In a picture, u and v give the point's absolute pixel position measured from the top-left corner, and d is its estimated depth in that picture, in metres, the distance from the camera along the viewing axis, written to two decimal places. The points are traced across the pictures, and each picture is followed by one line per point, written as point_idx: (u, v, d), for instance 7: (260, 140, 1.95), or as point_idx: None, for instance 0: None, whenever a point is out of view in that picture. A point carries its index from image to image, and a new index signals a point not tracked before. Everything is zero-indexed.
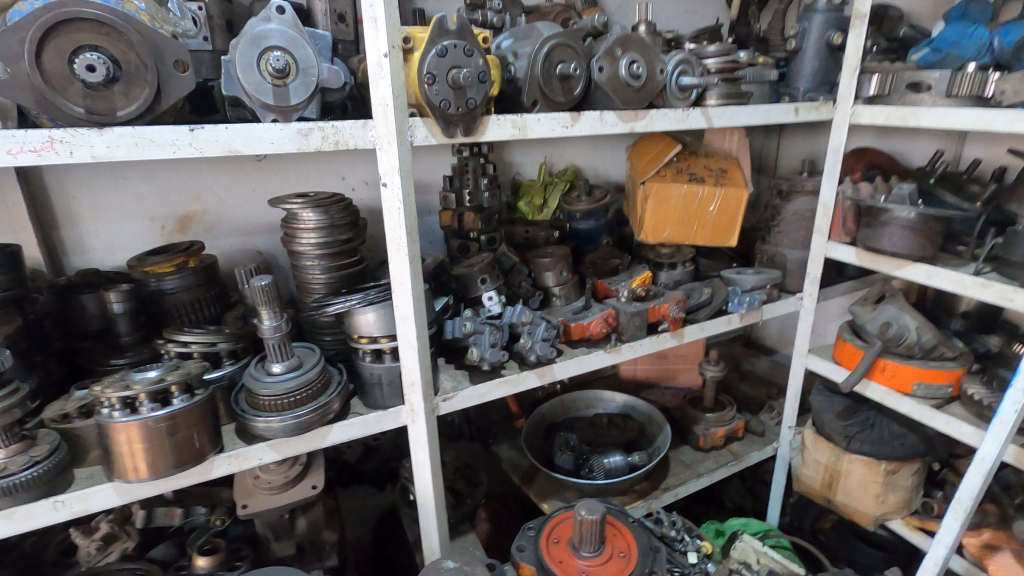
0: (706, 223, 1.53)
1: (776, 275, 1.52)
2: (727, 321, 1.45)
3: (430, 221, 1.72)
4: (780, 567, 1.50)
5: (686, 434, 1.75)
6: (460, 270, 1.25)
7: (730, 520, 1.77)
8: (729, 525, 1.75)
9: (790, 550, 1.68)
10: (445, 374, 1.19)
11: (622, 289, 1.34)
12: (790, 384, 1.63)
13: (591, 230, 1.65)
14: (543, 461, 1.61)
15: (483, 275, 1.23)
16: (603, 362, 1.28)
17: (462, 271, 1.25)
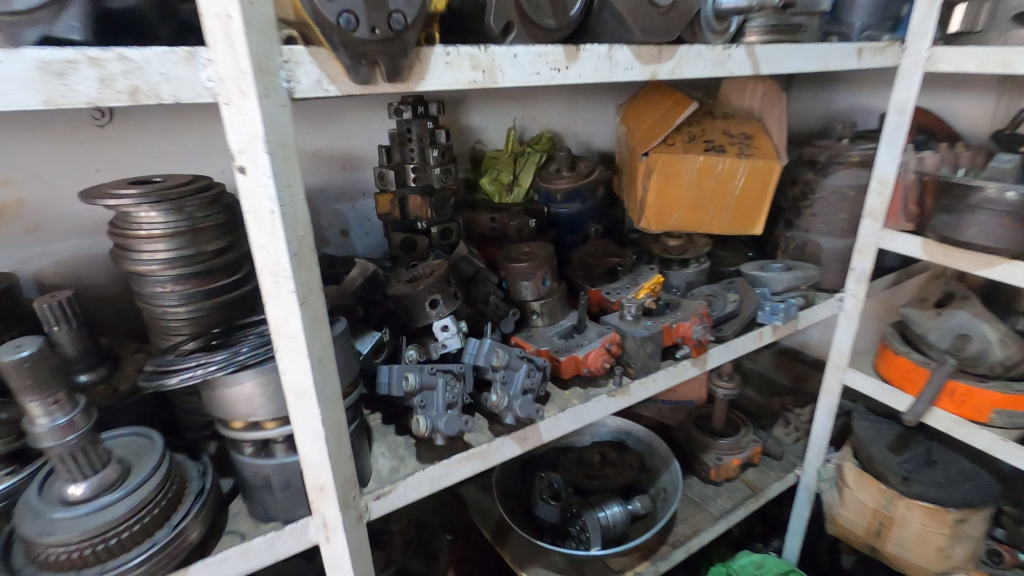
0: (727, 205, 1.18)
1: (814, 274, 1.19)
2: (758, 336, 1.12)
3: (364, 207, 1.30)
4: None
5: (693, 463, 1.44)
6: (400, 288, 0.85)
7: (742, 557, 1.46)
8: (743, 566, 1.44)
9: None
10: (382, 445, 0.81)
11: (628, 305, 0.98)
12: (822, 401, 1.32)
13: (576, 215, 1.27)
14: (521, 513, 1.28)
15: (433, 294, 0.84)
16: (605, 409, 0.92)
17: (402, 289, 0.85)
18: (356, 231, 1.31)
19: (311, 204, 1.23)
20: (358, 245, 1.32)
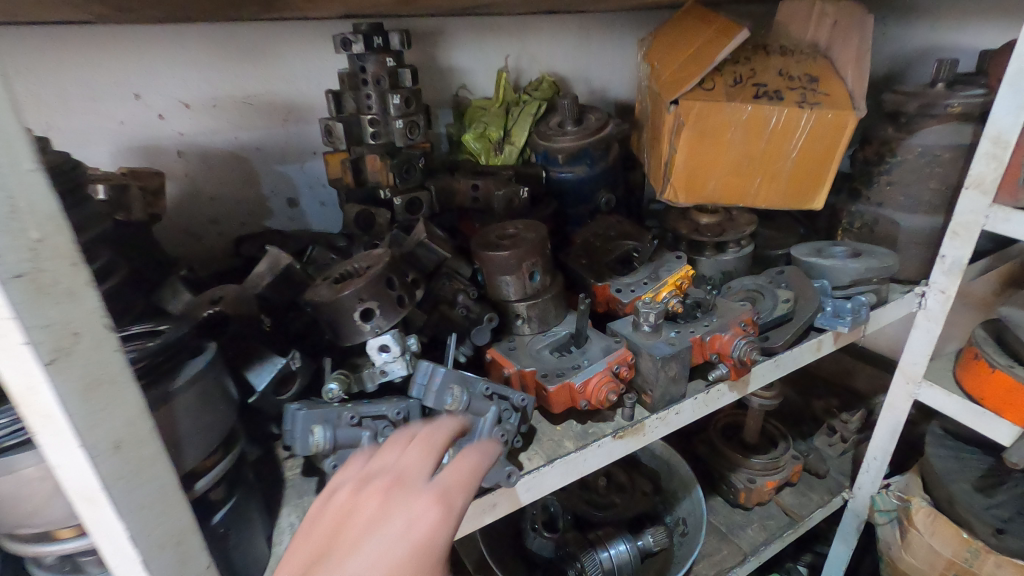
0: (779, 171, 0.89)
1: (891, 263, 0.90)
2: (816, 347, 0.86)
3: (316, 169, 1.04)
4: None
5: (717, 482, 1.20)
6: (322, 292, 0.61)
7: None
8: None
9: None
10: (293, 512, 0.58)
11: (643, 312, 0.71)
12: (882, 418, 1.04)
13: (581, 182, 1.00)
14: (509, 543, 1.05)
15: (365, 302, 0.59)
16: (608, 455, 0.68)
17: (324, 293, 0.60)
18: (308, 200, 1.06)
19: (247, 166, 0.98)
20: (311, 217, 1.07)
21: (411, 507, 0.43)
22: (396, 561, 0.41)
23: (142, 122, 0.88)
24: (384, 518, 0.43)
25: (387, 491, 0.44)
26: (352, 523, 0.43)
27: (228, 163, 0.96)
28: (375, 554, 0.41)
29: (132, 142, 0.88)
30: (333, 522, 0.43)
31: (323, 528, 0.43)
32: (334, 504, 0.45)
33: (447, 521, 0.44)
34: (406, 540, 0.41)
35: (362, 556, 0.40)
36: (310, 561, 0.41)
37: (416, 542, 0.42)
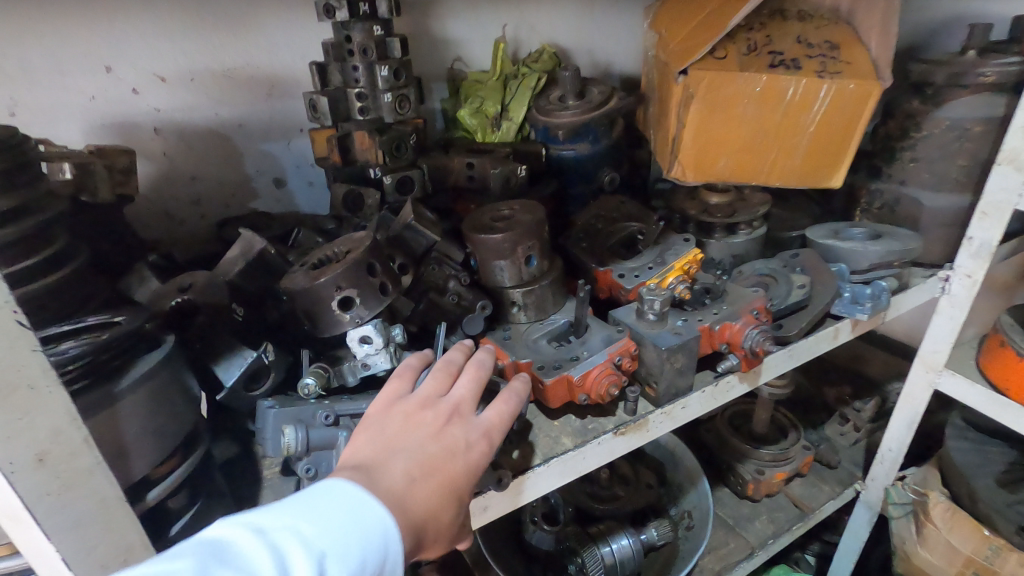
0: (795, 147, 0.83)
1: (915, 246, 0.85)
2: (832, 336, 0.81)
3: (302, 148, 0.99)
4: None
5: (724, 473, 1.16)
6: (298, 279, 0.56)
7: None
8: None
9: None
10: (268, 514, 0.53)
11: (648, 299, 0.66)
12: (900, 409, 0.98)
13: (583, 159, 0.95)
14: (507, 536, 1.02)
15: (344, 290, 0.55)
16: (609, 453, 0.64)
17: (299, 280, 0.56)
18: (295, 180, 1.01)
19: (229, 144, 0.92)
20: (299, 198, 1.02)
21: (467, 431, 0.49)
22: (456, 473, 0.46)
23: (114, 97, 0.83)
24: (444, 436, 0.48)
25: (448, 410, 0.49)
26: (415, 427, 0.47)
27: (208, 141, 0.91)
28: (441, 462, 0.46)
29: (104, 119, 0.83)
30: (398, 421, 0.48)
31: (387, 425, 0.47)
32: (394, 405, 0.49)
33: (492, 449, 0.50)
34: (464, 459, 0.47)
35: (431, 460, 0.45)
36: (378, 449, 0.45)
37: (471, 462, 0.48)
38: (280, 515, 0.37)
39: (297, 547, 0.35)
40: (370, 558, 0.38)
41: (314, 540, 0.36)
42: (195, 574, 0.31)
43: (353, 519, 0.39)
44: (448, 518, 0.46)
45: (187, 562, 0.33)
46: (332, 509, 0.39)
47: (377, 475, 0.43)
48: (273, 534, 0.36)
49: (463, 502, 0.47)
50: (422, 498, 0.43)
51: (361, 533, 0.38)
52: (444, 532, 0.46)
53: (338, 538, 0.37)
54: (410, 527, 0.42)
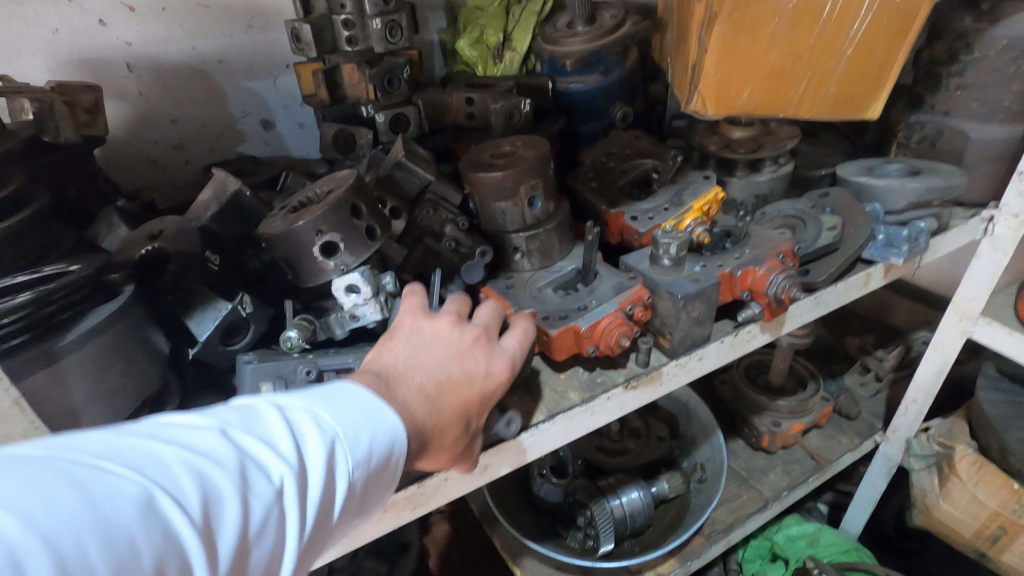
0: (831, 72, 0.75)
1: (957, 182, 0.77)
2: (862, 282, 0.75)
3: (290, 86, 0.92)
4: None
5: (739, 425, 1.12)
6: (275, 224, 0.51)
7: (788, 527, 1.13)
8: (789, 540, 1.11)
9: None
10: None
11: (662, 243, 0.60)
12: (929, 357, 0.91)
13: (593, 93, 0.87)
14: (515, 489, 1.00)
15: (327, 234, 0.49)
16: (618, 409, 0.60)
17: (278, 225, 0.51)
18: (283, 121, 0.94)
19: (210, 82, 0.86)
20: (289, 140, 0.96)
21: (488, 358, 0.46)
22: (472, 399, 0.44)
23: (80, 30, 0.75)
24: (467, 359, 0.45)
25: (473, 335, 0.47)
26: (438, 345, 0.45)
27: (186, 78, 0.84)
28: (459, 386, 0.43)
29: (71, 53, 0.76)
30: (422, 338, 0.45)
31: (411, 337, 0.45)
32: (419, 322, 0.47)
33: (509, 380, 0.48)
34: (482, 385, 0.45)
35: (451, 381, 0.43)
36: (401, 358, 0.43)
37: (488, 390, 0.45)
38: (301, 398, 0.35)
39: (317, 428, 0.34)
40: (386, 454, 0.36)
41: (331, 424, 0.34)
42: (213, 440, 0.29)
43: (375, 415, 0.37)
44: (454, 440, 0.44)
45: (209, 421, 0.31)
46: (356, 401, 0.37)
47: (397, 384, 0.41)
48: (294, 412, 0.34)
49: (471, 426, 0.45)
50: (436, 416, 0.41)
51: (380, 423, 0.36)
52: (448, 449, 0.44)
53: (359, 428, 0.35)
54: (419, 441, 0.40)
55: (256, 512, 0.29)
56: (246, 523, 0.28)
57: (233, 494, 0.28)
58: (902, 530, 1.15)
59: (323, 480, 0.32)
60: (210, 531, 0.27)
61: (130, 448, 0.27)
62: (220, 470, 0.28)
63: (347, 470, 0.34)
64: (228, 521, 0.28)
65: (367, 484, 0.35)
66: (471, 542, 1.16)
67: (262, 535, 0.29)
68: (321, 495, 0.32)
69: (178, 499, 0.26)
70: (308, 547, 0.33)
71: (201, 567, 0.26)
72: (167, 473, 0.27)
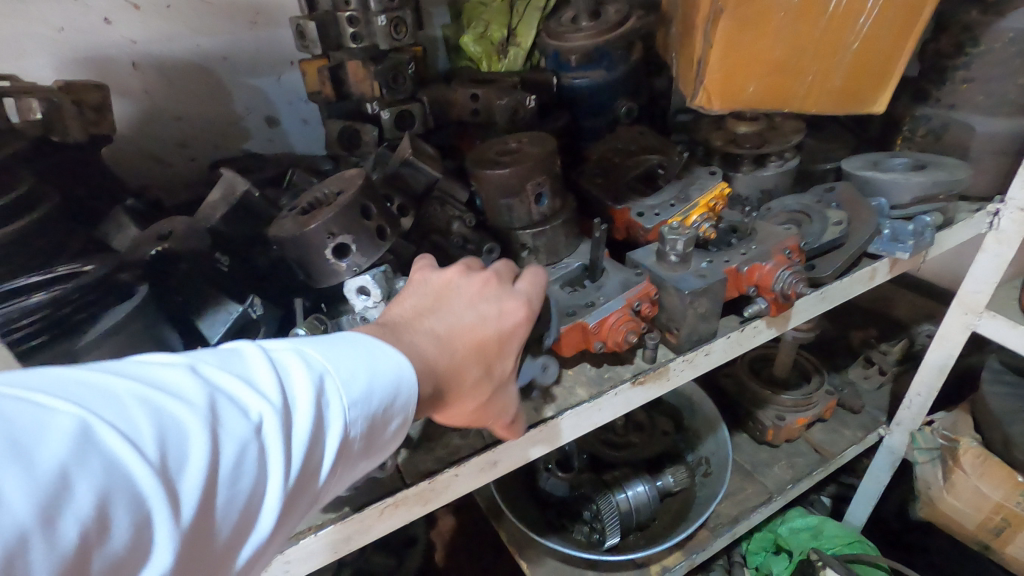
0: (837, 65, 0.75)
1: (962, 176, 0.77)
2: (868, 276, 0.75)
3: (294, 83, 0.92)
4: None
5: (743, 419, 1.13)
6: (284, 227, 0.51)
7: (794, 519, 1.14)
8: (794, 533, 1.12)
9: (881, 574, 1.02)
10: None
11: (669, 240, 0.60)
12: (933, 351, 0.91)
13: (598, 88, 0.87)
14: (521, 482, 1.01)
15: (339, 237, 0.50)
16: (626, 404, 0.60)
17: (289, 227, 0.51)
18: (288, 118, 0.94)
19: (214, 80, 0.86)
20: (293, 137, 0.96)
21: (500, 300, 0.46)
22: (487, 338, 0.43)
23: (84, 27, 0.75)
24: (479, 303, 0.45)
25: (481, 280, 0.47)
26: (449, 294, 0.45)
27: (191, 76, 0.84)
28: (471, 327, 0.43)
29: (76, 52, 0.76)
30: (430, 290, 0.45)
31: (418, 291, 0.46)
32: (428, 278, 0.47)
33: (528, 319, 0.47)
34: (496, 325, 0.44)
35: (461, 324, 0.43)
36: (409, 310, 0.43)
37: (504, 329, 0.45)
38: (287, 344, 0.34)
39: (301, 368, 0.32)
40: (380, 399, 0.34)
41: (320, 367, 0.32)
42: (183, 376, 0.27)
43: (369, 360, 0.35)
44: (476, 383, 0.43)
45: (182, 361, 0.29)
46: (346, 347, 0.35)
47: (404, 329, 0.41)
48: (274, 355, 0.32)
49: (493, 371, 0.44)
50: (447, 355, 0.41)
51: (376, 369, 0.35)
52: (473, 393, 0.43)
53: (347, 371, 0.33)
54: (430, 376, 0.39)
55: (228, 450, 0.26)
56: (217, 462, 0.26)
57: (199, 429, 0.26)
58: (905, 522, 1.16)
59: (309, 421, 0.30)
60: (172, 468, 0.24)
61: (89, 381, 0.25)
62: (184, 406, 0.26)
63: (335, 413, 0.32)
64: (195, 457, 0.25)
65: (360, 431, 0.33)
66: (477, 534, 1.17)
67: (237, 477, 0.27)
68: (307, 438, 0.30)
69: (136, 432, 0.24)
70: (294, 499, 0.30)
71: (160, 506, 0.23)
72: (124, 406, 0.24)
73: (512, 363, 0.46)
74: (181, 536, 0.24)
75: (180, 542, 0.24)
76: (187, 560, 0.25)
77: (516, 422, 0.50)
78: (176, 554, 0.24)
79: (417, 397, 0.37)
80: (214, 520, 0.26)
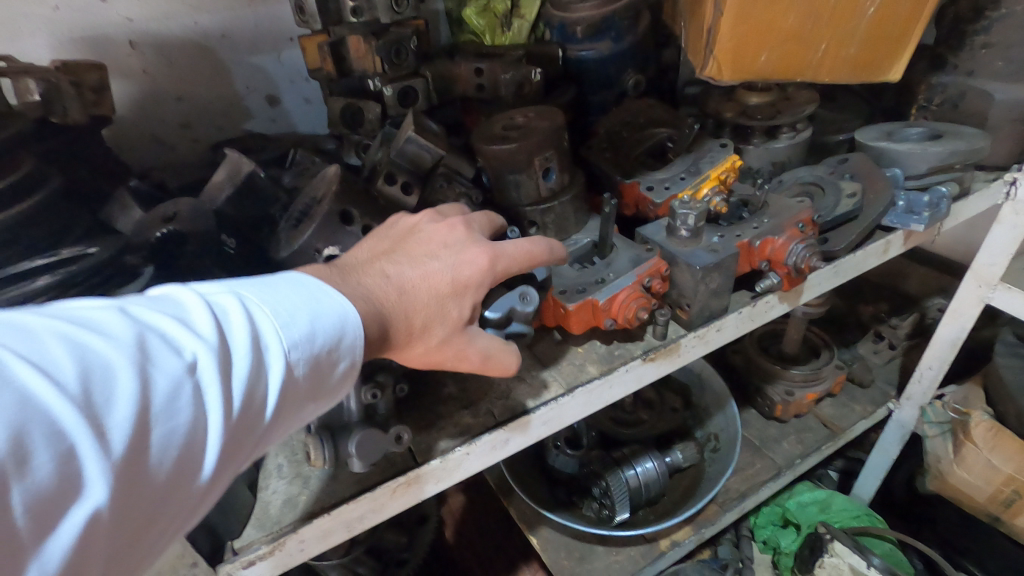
0: (852, 32, 0.72)
1: (981, 145, 0.75)
2: (882, 249, 0.73)
3: (294, 60, 0.91)
4: None
5: (752, 395, 1.13)
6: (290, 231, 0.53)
7: (800, 493, 1.14)
8: (800, 507, 1.12)
9: (886, 545, 1.04)
10: (279, 453, 0.53)
11: (680, 214, 0.59)
12: (944, 326, 0.90)
13: (605, 60, 0.85)
14: (531, 461, 1.01)
15: (325, 249, 0.52)
16: (637, 380, 0.60)
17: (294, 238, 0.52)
18: (289, 96, 0.93)
19: (214, 58, 0.84)
20: (295, 116, 0.94)
21: (462, 249, 0.46)
22: (439, 282, 0.44)
23: (79, 5, 0.74)
24: (438, 249, 0.46)
25: (444, 229, 0.47)
26: (411, 239, 0.47)
27: (189, 55, 0.82)
28: (421, 269, 0.44)
29: (73, 32, 0.75)
30: (395, 236, 0.48)
31: (383, 234, 0.48)
32: (397, 224, 0.49)
33: (494, 267, 0.46)
34: (450, 270, 0.44)
35: (412, 266, 0.44)
36: (366, 254, 0.45)
37: (461, 274, 0.45)
38: (227, 287, 0.34)
39: (237, 309, 0.32)
40: (324, 337, 0.35)
41: (260, 310, 0.33)
42: (112, 316, 0.28)
43: (313, 302, 0.36)
44: (423, 326, 0.43)
45: (115, 304, 0.30)
46: (289, 291, 0.36)
47: (355, 270, 0.43)
48: (210, 298, 0.33)
49: (448, 316, 0.44)
50: (389, 294, 0.42)
51: (321, 310, 0.35)
52: (422, 335, 0.43)
53: (285, 311, 0.34)
54: (373, 312, 0.40)
55: (159, 385, 0.27)
56: (148, 398, 0.27)
57: (125, 366, 0.26)
58: (913, 495, 1.16)
59: (248, 359, 0.31)
60: (98, 404, 0.25)
61: (14, 323, 0.26)
62: (110, 343, 0.27)
63: (275, 351, 0.33)
64: (124, 390, 0.26)
65: (304, 368, 0.34)
66: (488, 512, 1.19)
67: (172, 412, 0.28)
68: (246, 375, 0.31)
69: (58, 367, 0.25)
70: (237, 436, 0.31)
71: (84, 437, 0.24)
72: (47, 344, 0.25)
73: (473, 310, 0.45)
74: (112, 468, 0.25)
75: (111, 474, 0.25)
76: (123, 491, 0.26)
77: (489, 372, 0.48)
78: (107, 482, 0.25)
79: (365, 337, 0.38)
80: (149, 451, 0.27)
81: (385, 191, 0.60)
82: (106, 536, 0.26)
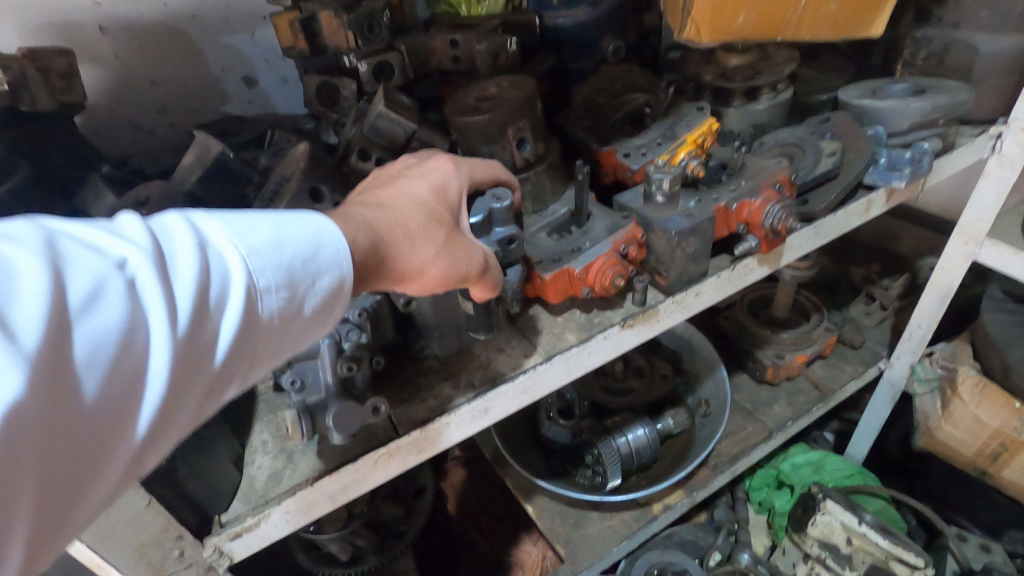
0: None
1: (963, 99, 0.74)
2: (864, 208, 0.73)
3: (269, 39, 0.89)
4: (885, 553, 0.95)
5: (742, 359, 1.13)
6: (261, 211, 0.53)
7: (794, 455, 1.15)
8: (794, 468, 1.14)
9: (881, 502, 1.05)
10: (265, 429, 0.54)
11: (655, 179, 0.59)
12: (931, 284, 0.90)
13: (582, 27, 0.84)
14: (524, 432, 1.02)
15: None
16: (617, 346, 0.60)
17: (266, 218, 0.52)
18: (266, 77, 0.91)
19: (186, 40, 0.83)
20: (273, 97, 0.93)
21: (422, 166, 0.48)
22: (414, 189, 0.45)
23: None
24: (408, 174, 0.47)
25: (401, 163, 0.50)
26: (376, 182, 0.47)
27: (161, 36, 0.81)
28: (396, 188, 0.44)
29: (41, 17, 0.74)
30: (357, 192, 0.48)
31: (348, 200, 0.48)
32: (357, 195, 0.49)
33: (456, 168, 0.48)
34: (423, 180, 0.46)
35: (387, 189, 0.44)
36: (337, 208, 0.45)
37: (432, 178, 0.46)
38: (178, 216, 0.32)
39: (182, 225, 0.30)
40: (287, 252, 0.33)
41: (212, 229, 0.31)
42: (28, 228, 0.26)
43: (277, 220, 0.33)
44: (426, 228, 0.43)
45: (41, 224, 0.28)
46: (248, 214, 0.33)
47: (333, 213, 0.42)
48: (153, 219, 0.31)
49: (439, 216, 0.44)
50: (377, 213, 0.41)
51: (284, 226, 0.33)
52: (425, 239, 0.42)
53: (242, 225, 0.32)
54: (369, 225, 0.40)
55: (79, 284, 0.25)
56: (66, 296, 0.24)
57: (35, 264, 0.24)
58: (907, 453, 1.17)
59: (195, 267, 0.29)
60: (5, 298, 0.23)
61: None
62: (20, 246, 0.25)
63: (230, 264, 0.30)
64: (34, 286, 0.23)
65: (271, 284, 0.32)
66: (486, 483, 1.20)
67: (101, 311, 0.25)
68: (192, 283, 0.28)
69: None
70: (190, 355, 0.29)
71: None
72: None
73: (458, 210, 0.46)
74: (31, 361, 0.23)
75: (31, 366, 0.23)
76: (53, 392, 0.23)
77: (491, 268, 0.48)
78: (25, 378, 0.22)
79: (343, 256, 0.36)
80: (76, 352, 0.24)
81: (358, 168, 0.60)
82: (40, 435, 0.23)
